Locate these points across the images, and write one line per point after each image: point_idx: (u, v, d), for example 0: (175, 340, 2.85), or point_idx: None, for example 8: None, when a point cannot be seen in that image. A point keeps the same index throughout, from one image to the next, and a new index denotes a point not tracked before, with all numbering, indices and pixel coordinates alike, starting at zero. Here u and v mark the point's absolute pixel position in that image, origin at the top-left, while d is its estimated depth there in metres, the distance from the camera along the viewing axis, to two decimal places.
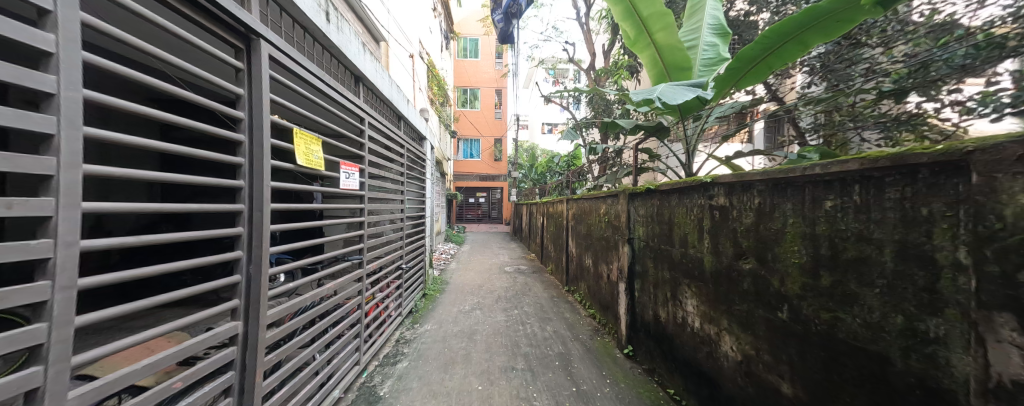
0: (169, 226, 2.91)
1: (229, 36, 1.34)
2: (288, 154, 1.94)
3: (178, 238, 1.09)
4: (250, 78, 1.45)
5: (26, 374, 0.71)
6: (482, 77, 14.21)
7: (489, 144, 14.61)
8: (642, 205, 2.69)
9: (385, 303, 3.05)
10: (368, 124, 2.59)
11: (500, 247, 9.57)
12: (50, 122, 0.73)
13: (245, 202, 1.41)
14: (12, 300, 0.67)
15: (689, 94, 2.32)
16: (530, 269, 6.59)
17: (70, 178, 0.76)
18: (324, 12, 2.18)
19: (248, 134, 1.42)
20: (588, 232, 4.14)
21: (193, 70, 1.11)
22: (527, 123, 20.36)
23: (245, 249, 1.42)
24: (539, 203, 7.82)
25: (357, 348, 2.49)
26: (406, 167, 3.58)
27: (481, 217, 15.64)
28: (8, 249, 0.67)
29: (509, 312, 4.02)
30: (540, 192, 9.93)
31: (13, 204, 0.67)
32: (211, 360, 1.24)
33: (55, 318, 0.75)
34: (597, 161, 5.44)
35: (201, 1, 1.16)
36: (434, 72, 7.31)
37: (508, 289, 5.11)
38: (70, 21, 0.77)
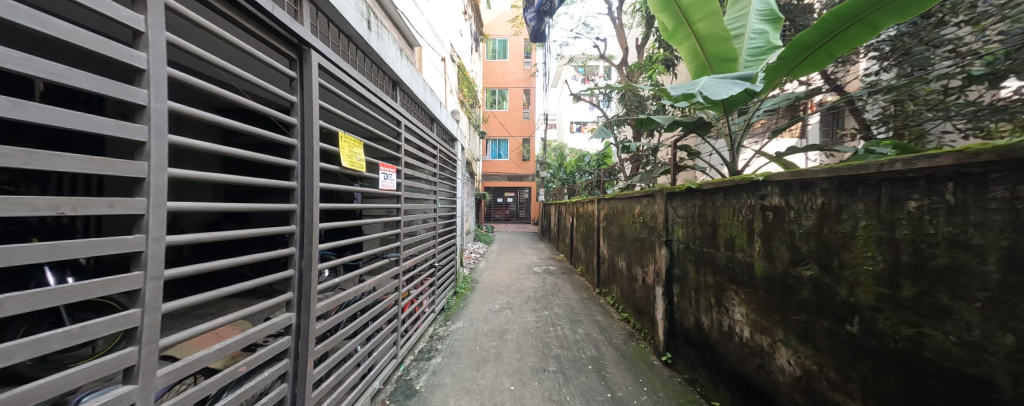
0: (229, 224, 3.20)
1: (285, 47, 1.45)
2: (334, 156, 2.06)
3: (242, 234, 1.19)
4: (302, 86, 1.56)
5: (123, 353, 0.81)
6: (511, 77, 14.27)
7: (518, 144, 14.63)
8: (681, 205, 2.55)
9: (420, 299, 3.15)
10: (405, 127, 2.69)
11: (529, 247, 9.57)
12: (143, 131, 0.83)
13: (298, 201, 1.52)
14: (112, 288, 0.76)
15: (735, 87, 2.18)
16: (559, 270, 6.53)
17: (159, 180, 0.86)
18: (366, 20, 2.29)
19: (300, 139, 1.53)
20: (621, 233, 4.01)
21: (255, 80, 1.20)
22: (555, 123, 20.19)
23: (297, 246, 1.52)
24: (569, 204, 7.72)
25: (395, 343, 2.59)
26: (439, 168, 3.68)
27: (510, 217, 15.71)
28: (111, 244, 0.77)
29: (539, 313, 3.99)
30: (569, 192, 9.80)
31: (115, 203, 0.77)
32: (270, 348, 1.35)
33: (147, 304, 0.85)
34: (628, 160, 5.27)
35: (261, 17, 1.26)
36: (465, 74, 7.44)
37: (537, 289, 5.09)
38: (157, 40, 0.86)
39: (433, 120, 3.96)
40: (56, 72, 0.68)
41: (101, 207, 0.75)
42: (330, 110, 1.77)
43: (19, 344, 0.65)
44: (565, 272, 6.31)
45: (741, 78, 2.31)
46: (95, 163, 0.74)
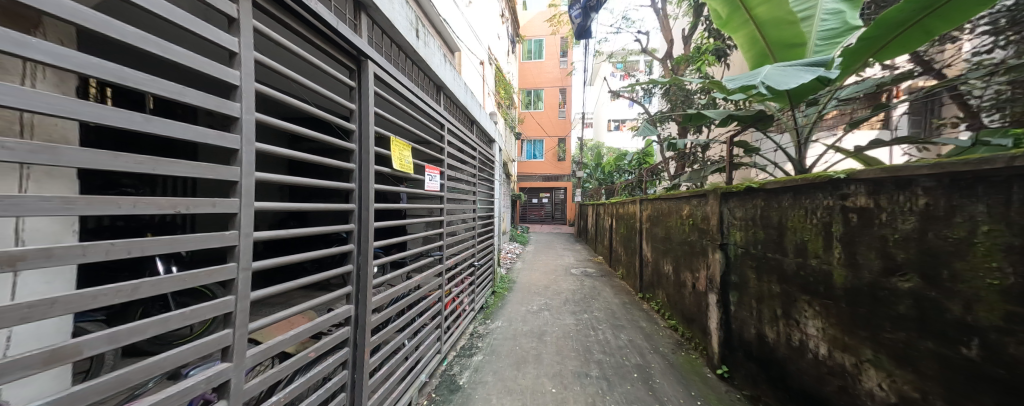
0: (293, 222, 3.53)
1: (346, 59, 1.57)
2: (386, 159, 2.19)
3: (311, 232, 1.31)
4: (360, 94, 1.68)
5: (221, 334, 0.92)
6: (547, 77, 14.14)
7: (554, 144, 14.46)
8: (739, 206, 2.35)
9: (461, 297, 3.23)
10: (448, 130, 2.79)
11: (565, 248, 9.43)
12: (236, 140, 0.94)
13: (356, 201, 1.63)
14: (213, 277, 0.87)
15: (807, 75, 1.95)
16: (597, 272, 6.35)
17: (248, 183, 0.97)
18: (415, 29, 2.41)
19: (358, 144, 1.64)
20: (667, 235, 3.79)
21: (322, 90, 1.31)
22: (592, 121, 19.68)
23: (355, 243, 1.64)
24: (607, 205, 7.47)
25: (439, 338, 2.69)
26: (478, 169, 3.76)
27: (545, 218, 15.59)
28: (213, 238, 0.89)
29: (578, 316, 3.91)
30: (607, 192, 9.49)
31: (217, 203, 0.89)
32: (334, 336, 1.46)
33: (239, 292, 0.97)
34: (673, 158, 4.97)
35: (327, 32, 1.38)
36: (501, 76, 7.51)
37: (575, 292, 4.99)
38: (247, 60, 0.97)
39: (472, 122, 4.05)
40: (174, 90, 0.78)
41: (205, 206, 0.87)
42: (384, 115, 1.89)
43: (145, 323, 0.73)
44: (603, 275, 6.12)
45: (813, 64, 2.07)
46: (202, 169, 0.85)
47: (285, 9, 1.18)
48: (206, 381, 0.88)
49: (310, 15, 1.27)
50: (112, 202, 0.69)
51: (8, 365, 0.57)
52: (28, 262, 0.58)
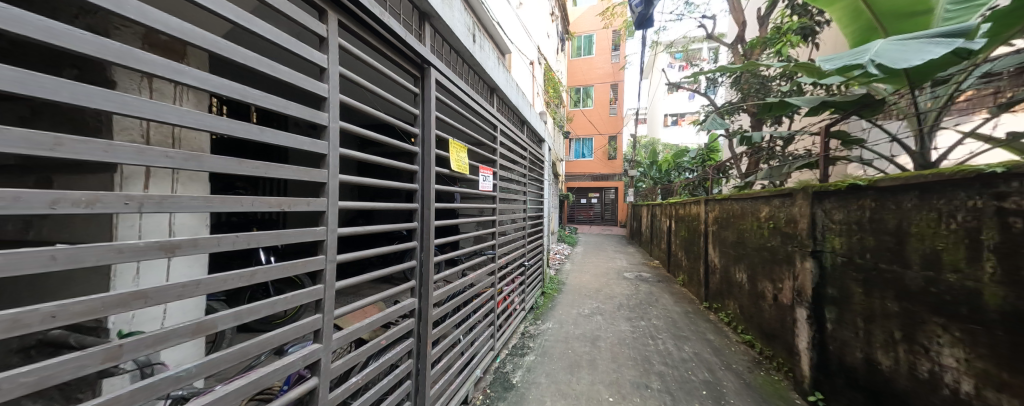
0: (362, 220, 3.89)
1: (411, 68, 1.67)
2: (445, 160, 2.30)
3: (382, 229, 1.42)
4: (423, 100, 1.77)
5: (313, 318, 1.04)
6: (598, 73, 13.64)
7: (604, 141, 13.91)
8: (838, 207, 2.00)
9: (512, 297, 3.27)
10: (500, 131, 2.84)
11: (616, 251, 9.03)
12: (323, 147, 1.05)
13: (419, 201, 1.73)
14: (306, 267, 0.99)
15: (936, 48, 1.60)
16: (654, 277, 5.94)
17: (333, 184, 1.08)
18: (472, 35, 2.49)
19: (421, 147, 1.74)
20: (739, 239, 3.39)
21: (392, 98, 1.42)
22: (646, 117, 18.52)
23: (418, 240, 1.74)
24: (665, 205, 6.95)
25: (492, 336, 2.75)
26: (529, 169, 3.77)
27: (595, 219, 15.09)
28: (307, 233, 1.01)
29: (634, 323, 3.69)
30: (663, 192, 8.83)
31: (310, 202, 1.01)
32: (401, 327, 1.57)
33: (327, 282, 1.08)
34: (746, 153, 4.43)
35: (397, 44, 1.48)
36: (551, 76, 7.41)
37: (630, 297, 4.73)
38: (333, 74, 1.08)
39: (523, 122, 4.07)
40: (280, 104, 0.90)
41: (300, 205, 0.99)
42: (444, 119, 1.98)
43: (260, 305, 0.84)
44: (660, 280, 5.71)
45: (947, 35, 1.67)
46: (298, 172, 0.97)
47: (363, 26, 1.28)
48: (303, 359, 1.00)
49: (383, 29, 1.36)
50: (234, 201, 0.81)
51: (171, 332, 0.66)
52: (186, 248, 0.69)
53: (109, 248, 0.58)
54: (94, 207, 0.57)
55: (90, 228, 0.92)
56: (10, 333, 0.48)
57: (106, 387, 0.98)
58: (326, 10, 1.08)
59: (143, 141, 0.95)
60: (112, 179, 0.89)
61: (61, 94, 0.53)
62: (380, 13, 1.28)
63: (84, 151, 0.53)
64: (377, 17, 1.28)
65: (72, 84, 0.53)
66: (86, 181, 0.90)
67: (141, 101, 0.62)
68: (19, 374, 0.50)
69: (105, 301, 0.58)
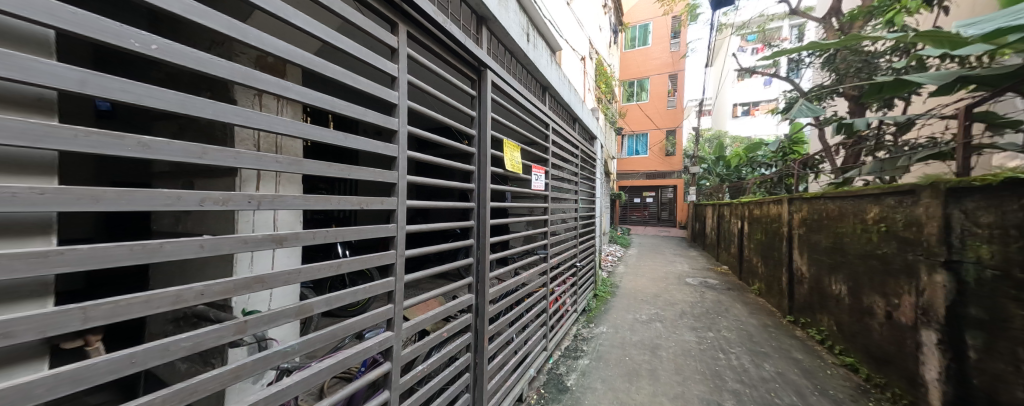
0: (420, 218, 4.14)
1: (469, 71, 1.72)
2: (499, 160, 2.34)
3: (442, 227, 1.48)
4: (480, 102, 1.82)
5: (385, 308, 1.13)
6: (655, 64, 12.76)
7: (658, 138, 12.82)
8: (989, 208, 1.61)
9: (564, 297, 3.21)
10: (552, 129, 2.80)
11: (675, 254, 8.34)
12: (392, 149, 1.13)
13: (475, 200, 1.78)
14: (378, 261, 1.08)
15: None
16: (722, 284, 5.35)
17: (402, 184, 1.16)
18: (526, 34, 2.48)
19: (477, 148, 1.79)
20: (837, 244, 2.89)
21: (452, 102, 1.47)
22: (711, 108, 16.83)
23: (475, 238, 1.79)
24: (735, 205, 6.23)
25: (545, 336, 2.73)
26: (580, 167, 3.67)
27: (649, 219, 14.07)
28: (379, 229, 1.10)
29: (700, 333, 3.36)
30: (732, 190, 7.93)
31: (383, 200, 1.10)
32: (460, 321, 1.64)
33: (397, 274, 1.17)
34: (842, 144, 3.77)
35: (457, 49, 1.53)
36: (602, 70, 7.11)
37: (694, 304, 4.33)
38: (402, 82, 1.16)
39: (574, 119, 3.98)
40: (359, 112, 0.99)
41: (375, 203, 1.09)
42: (499, 120, 2.01)
43: (344, 293, 0.94)
44: (729, 288, 5.12)
45: None
46: (373, 174, 1.06)
47: (428, 35, 1.35)
48: (378, 345, 1.09)
49: (445, 36, 1.42)
50: (323, 200, 0.91)
51: (279, 313, 0.77)
52: (292, 240, 0.79)
53: (240, 238, 0.66)
54: (228, 205, 0.66)
55: (219, 223, 1.13)
56: (175, 308, 0.58)
57: (230, 355, 1.19)
58: (397, 23, 1.16)
59: (255, 149, 1.15)
60: (233, 182, 1.08)
61: (207, 111, 0.62)
62: (443, 21, 1.34)
63: (222, 159, 0.63)
64: (440, 25, 1.34)
65: (216, 104, 0.62)
66: (218, 184, 1.10)
67: (260, 114, 0.71)
68: (181, 339, 0.60)
69: (237, 282, 0.68)
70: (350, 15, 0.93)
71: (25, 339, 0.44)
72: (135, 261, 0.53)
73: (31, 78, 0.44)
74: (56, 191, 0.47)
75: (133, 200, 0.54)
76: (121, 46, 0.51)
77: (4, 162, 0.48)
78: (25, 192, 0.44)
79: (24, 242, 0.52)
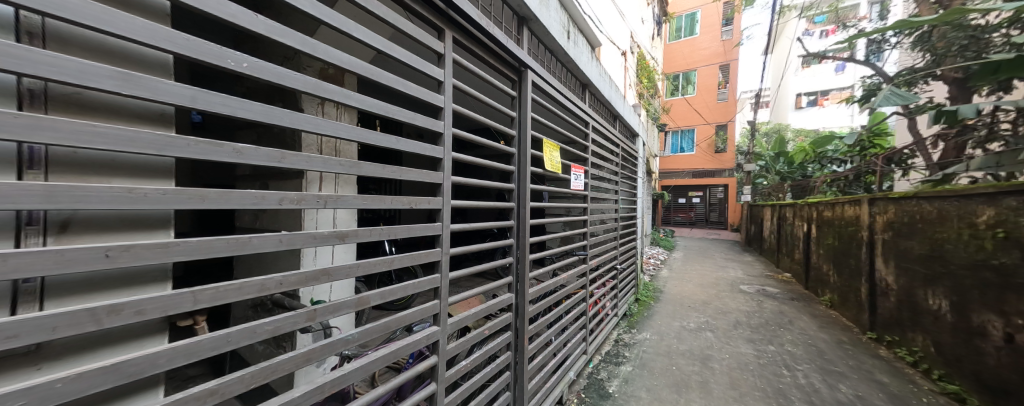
0: (459, 218, 4.25)
1: (510, 72, 1.73)
2: (538, 160, 2.33)
3: (482, 227, 1.51)
4: (520, 103, 1.82)
5: (431, 304, 1.17)
6: (704, 54, 11.90)
7: (709, 132, 11.94)
8: None
9: (604, 301, 3.11)
10: (592, 128, 2.72)
11: (727, 259, 7.67)
12: (437, 151, 1.17)
13: (515, 200, 1.79)
14: (425, 258, 1.13)
15: None
16: (783, 294, 4.83)
17: (446, 184, 1.20)
18: (566, 32, 2.44)
19: (517, 148, 1.79)
20: (937, 252, 2.46)
21: (494, 103, 1.49)
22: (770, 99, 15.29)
23: (515, 237, 1.80)
24: (799, 205, 5.60)
25: (584, 339, 2.66)
26: (621, 166, 3.53)
27: (696, 220, 12.73)
28: (426, 227, 1.14)
29: (759, 346, 3.06)
30: (795, 189, 7.14)
31: (429, 200, 1.15)
32: (500, 320, 1.65)
33: (443, 271, 1.21)
34: (940, 134, 3.22)
35: (499, 51, 1.55)
36: (644, 63, 6.78)
37: (750, 314, 3.96)
38: (448, 85, 1.20)
39: (614, 117, 3.84)
40: (409, 115, 1.05)
41: (423, 203, 1.14)
42: (539, 120, 2.00)
43: (396, 288, 0.99)
44: (792, 298, 4.59)
45: None
46: (421, 175, 1.11)
47: (472, 38, 1.38)
48: (425, 338, 1.14)
49: (488, 39, 1.45)
50: (377, 199, 0.98)
51: (341, 304, 0.83)
52: (352, 236, 0.85)
53: (311, 234, 0.72)
54: (301, 204, 0.73)
55: (289, 220, 1.27)
56: (260, 295, 0.65)
57: (298, 340, 1.32)
58: (443, 29, 1.20)
59: (317, 153, 1.29)
60: (300, 183, 1.21)
61: (284, 120, 0.69)
62: (487, 25, 1.37)
63: (297, 163, 0.70)
64: (484, 28, 1.36)
65: (291, 113, 0.68)
66: (288, 185, 1.23)
67: (325, 121, 0.77)
68: (265, 323, 0.67)
69: (308, 274, 0.75)
70: (402, 24, 0.99)
71: (152, 316, 0.52)
72: (230, 253, 0.60)
73: (155, 97, 0.52)
74: (173, 192, 0.54)
75: (230, 199, 0.61)
76: (220, 65, 0.58)
77: (133, 168, 0.57)
78: (154, 193, 0.52)
79: (142, 233, 0.59)
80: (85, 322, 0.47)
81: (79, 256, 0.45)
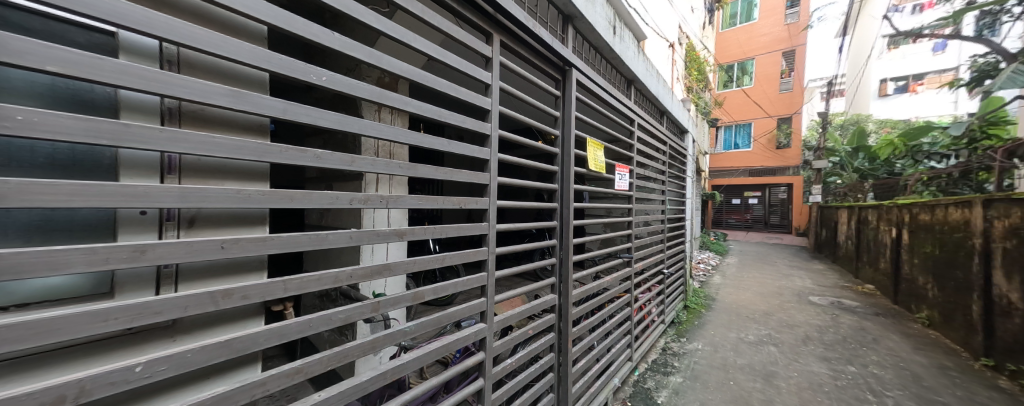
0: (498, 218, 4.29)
1: (555, 72, 1.71)
2: (581, 160, 2.28)
3: (525, 227, 1.51)
4: (564, 102, 1.79)
5: (477, 302, 1.20)
6: (765, 40, 10.81)
7: (767, 126, 10.84)
8: None
9: (650, 306, 2.96)
10: (638, 125, 2.60)
11: (791, 266, 6.88)
12: (483, 152, 1.20)
13: (559, 201, 1.77)
14: (472, 257, 1.16)
15: None
16: (864, 308, 4.21)
17: (493, 185, 1.23)
18: (612, 27, 2.36)
19: (561, 148, 1.77)
20: None
21: (538, 103, 1.48)
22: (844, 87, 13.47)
23: (558, 238, 1.77)
24: (885, 207, 4.85)
25: (629, 345, 2.55)
26: (669, 164, 3.33)
27: (752, 223, 11.46)
28: (473, 227, 1.18)
29: (836, 366, 2.70)
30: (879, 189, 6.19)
31: (477, 200, 1.18)
32: (543, 321, 1.64)
33: (489, 270, 1.24)
34: None
35: (543, 51, 1.54)
36: (694, 55, 6.32)
37: (822, 329, 3.50)
38: (495, 88, 1.23)
39: (661, 113, 3.64)
40: (459, 119, 1.09)
41: (471, 203, 1.18)
42: (583, 119, 1.95)
43: (447, 285, 1.03)
44: (876, 313, 3.98)
45: None
46: (468, 176, 1.15)
47: (518, 40, 1.39)
48: (473, 334, 1.18)
49: (534, 40, 1.45)
50: (431, 199, 1.03)
51: (400, 297, 0.89)
52: (409, 234, 0.90)
53: (376, 232, 0.78)
54: (368, 203, 0.79)
55: (350, 218, 1.38)
56: (336, 286, 0.71)
57: (358, 329, 1.43)
58: (491, 33, 1.23)
59: (375, 156, 1.39)
60: (360, 183, 1.31)
61: (354, 127, 0.75)
62: (533, 26, 1.37)
63: (365, 166, 0.76)
64: (531, 30, 1.37)
65: (360, 121, 0.74)
66: (349, 186, 1.34)
67: (388, 127, 0.83)
68: (338, 312, 0.74)
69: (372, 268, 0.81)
70: (454, 31, 1.03)
71: (254, 301, 0.60)
72: (311, 248, 0.67)
73: (257, 110, 0.60)
74: (271, 193, 0.62)
75: (313, 198, 0.68)
76: (305, 79, 0.66)
77: (240, 171, 0.66)
78: (255, 193, 0.60)
79: (244, 228, 0.68)
80: (207, 303, 0.55)
81: (203, 247, 0.54)
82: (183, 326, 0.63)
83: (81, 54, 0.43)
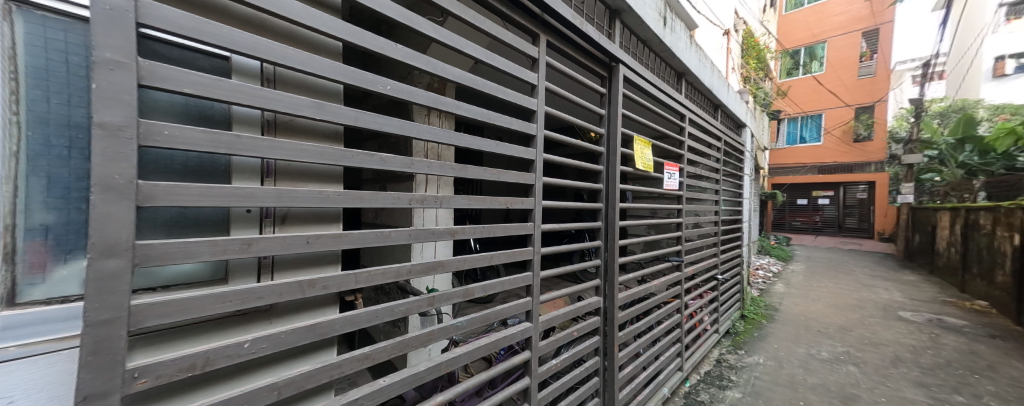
0: None
1: (601, 69, 1.66)
2: (626, 158, 2.19)
3: (568, 227, 1.49)
4: (610, 99, 1.74)
5: (522, 301, 1.21)
6: (841, 19, 9.52)
7: (845, 116, 9.52)
8: None
9: (701, 314, 2.75)
10: (689, 120, 2.43)
11: (875, 276, 5.98)
12: (529, 152, 1.20)
13: (604, 201, 1.72)
14: (518, 256, 1.17)
15: None
16: (974, 328, 3.52)
17: (539, 185, 1.23)
18: (662, 18, 2.23)
19: (606, 146, 1.72)
20: None
21: (585, 103, 1.45)
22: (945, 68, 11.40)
23: (603, 239, 1.72)
24: (1006, 209, 4.01)
25: (679, 355, 2.39)
26: (724, 160, 3.06)
27: (822, 226, 10.08)
28: (518, 226, 1.19)
29: (938, 394, 2.30)
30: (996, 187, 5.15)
31: (523, 200, 1.19)
32: (588, 323, 1.61)
33: (535, 270, 1.24)
34: None
35: (590, 48, 1.50)
36: (753, 41, 5.75)
37: (918, 351, 2.99)
38: (541, 88, 1.23)
39: (715, 107, 3.36)
40: (507, 121, 1.12)
41: (518, 203, 1.19)
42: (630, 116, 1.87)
43: (495, 283, 1.05)
44: (992, 335, 3.31)
45: None
46: (515, 176, 1.17)
47: (564, 39, 1.38)
48: (519, 333, 1.19)
49: (581, 38, 1.43)
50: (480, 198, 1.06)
51: (453, 293, 0.93)
52: (461, 233, 0.93)
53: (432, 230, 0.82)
54: (425, 203, 0.84)
55: (402, 217, 1.46)
56: (398, 279, 0.77)
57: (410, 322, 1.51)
58: (538, 34, 1.23)
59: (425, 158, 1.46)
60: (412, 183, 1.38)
61: (413, 132, 0.80)
62: (580, 23, 1.35)
63: (422, 167, 0.80)
64: (578, 28, 1.35)
65: (419, 125, 0.79)
66: (402, 186, 1.41)
67: (443, 130, 0.87)
68: (400, 304, 0.79)
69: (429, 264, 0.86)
70: (502, 35, 1.05)
71: (332, 291, 0.67)
72: (378, 244, 0.73)
73: (335, 119, 0.67)
74: (346, 193, 0.69)
75: (381, 198, 0.74)
76: (373, 88, 0.71)
77: (321, 174, 0.74)
78: (333, 194, 0.67)
79: (322, 225, 0.75)
80: (295, 290, 0.62)
81: (293, 241, 0.61)
82: (278, 310, 0.72)
83: (206, 76, 0.51)
